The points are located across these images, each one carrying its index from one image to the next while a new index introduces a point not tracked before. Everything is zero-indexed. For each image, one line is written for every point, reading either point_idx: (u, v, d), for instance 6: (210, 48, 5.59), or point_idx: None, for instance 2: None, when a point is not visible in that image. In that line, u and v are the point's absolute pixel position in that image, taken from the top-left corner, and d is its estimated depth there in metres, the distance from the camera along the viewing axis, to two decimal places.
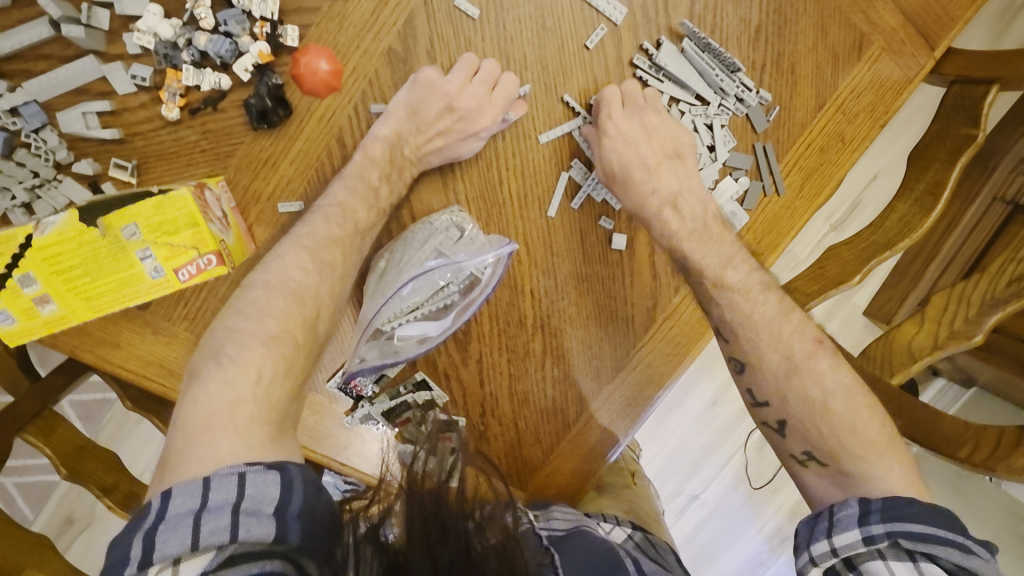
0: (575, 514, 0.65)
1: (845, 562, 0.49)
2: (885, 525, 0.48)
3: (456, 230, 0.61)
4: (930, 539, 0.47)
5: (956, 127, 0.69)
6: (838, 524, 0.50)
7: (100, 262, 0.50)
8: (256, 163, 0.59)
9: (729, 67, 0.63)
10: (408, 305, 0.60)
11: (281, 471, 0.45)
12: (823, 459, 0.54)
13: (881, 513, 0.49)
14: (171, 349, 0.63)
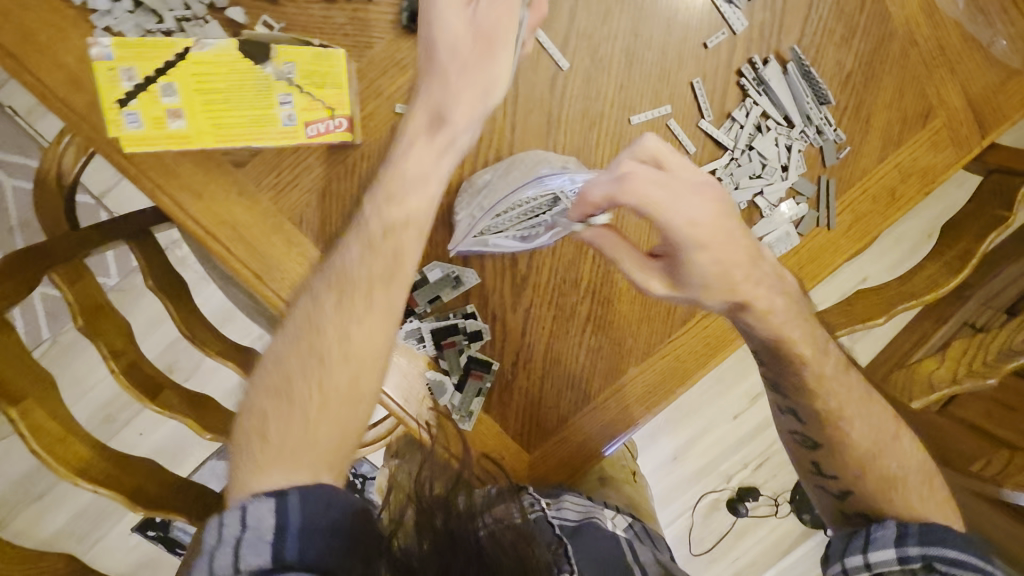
0: (585, 502, 0.70)
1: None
2: (921, 548, 0.57)
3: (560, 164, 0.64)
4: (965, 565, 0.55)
5: (991, 209, 0.78)
6: (875, 542, 0.59)
7: (242, 93, 0.52)
8: (389, 61, 0.62)
9: (820, 98, 0.71)
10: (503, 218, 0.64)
11: (280, 497, 0.42)
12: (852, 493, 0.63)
13: (918, 537, 0.57)
14: (249, 215, 0.64)
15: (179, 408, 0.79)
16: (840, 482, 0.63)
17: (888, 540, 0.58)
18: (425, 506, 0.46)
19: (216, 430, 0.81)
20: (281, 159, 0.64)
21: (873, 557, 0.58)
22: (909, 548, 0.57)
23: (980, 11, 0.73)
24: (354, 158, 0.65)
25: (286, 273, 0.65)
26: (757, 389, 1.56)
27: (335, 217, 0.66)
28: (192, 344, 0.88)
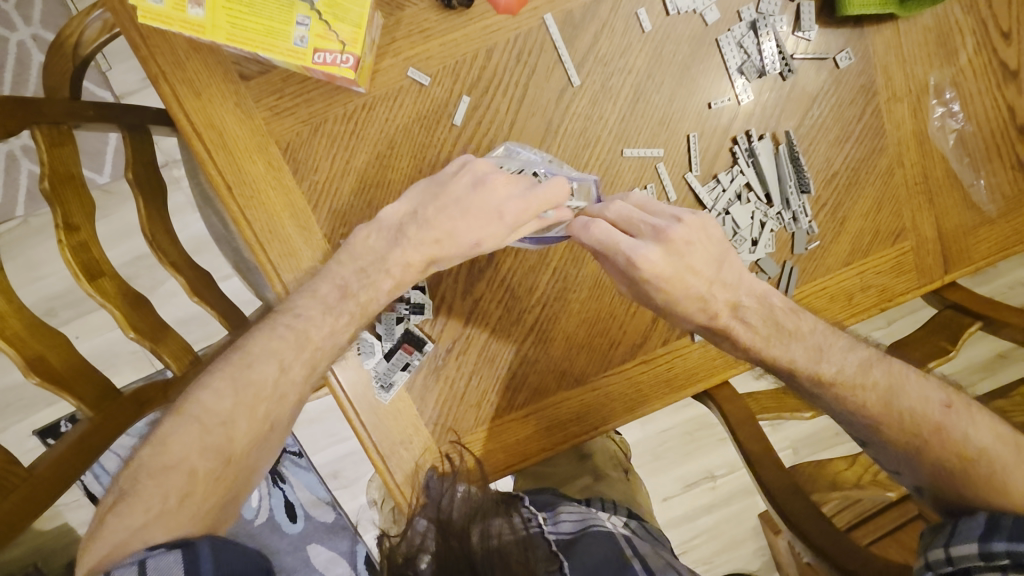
0: (579, 510, 0.80)
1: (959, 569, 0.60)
2: (1008, 544, 0.59)
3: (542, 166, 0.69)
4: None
5: (937, 339, 0.81)
6: (958, 536, 0.62)
7: (265, 2, 0.54)
8: (415, 27, 0.65)
9: (802, 186, 0.74)
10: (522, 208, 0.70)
11: (185, 547, 0.54)
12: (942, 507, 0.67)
13: (1008, 534, 0.60)
14: (240, 127, 0.66)
15: (114, 299, 0.78)
16: (909, 478, 0.68)
17: (972, 532, 0.61)
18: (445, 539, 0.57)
19: (142, 331, 0.80)
20: (285, 84, 0.66)
21: (955, 551, 0.61)
22: (994, 543, 0.60)
23: (968, 153, 0.77)
24: (353, 106, 0.67)
25: (258, 192, 0.67)
26: (693, 478, 1.55)
27: (321, 154, 0.68)
28: (149, 246, 0.88)
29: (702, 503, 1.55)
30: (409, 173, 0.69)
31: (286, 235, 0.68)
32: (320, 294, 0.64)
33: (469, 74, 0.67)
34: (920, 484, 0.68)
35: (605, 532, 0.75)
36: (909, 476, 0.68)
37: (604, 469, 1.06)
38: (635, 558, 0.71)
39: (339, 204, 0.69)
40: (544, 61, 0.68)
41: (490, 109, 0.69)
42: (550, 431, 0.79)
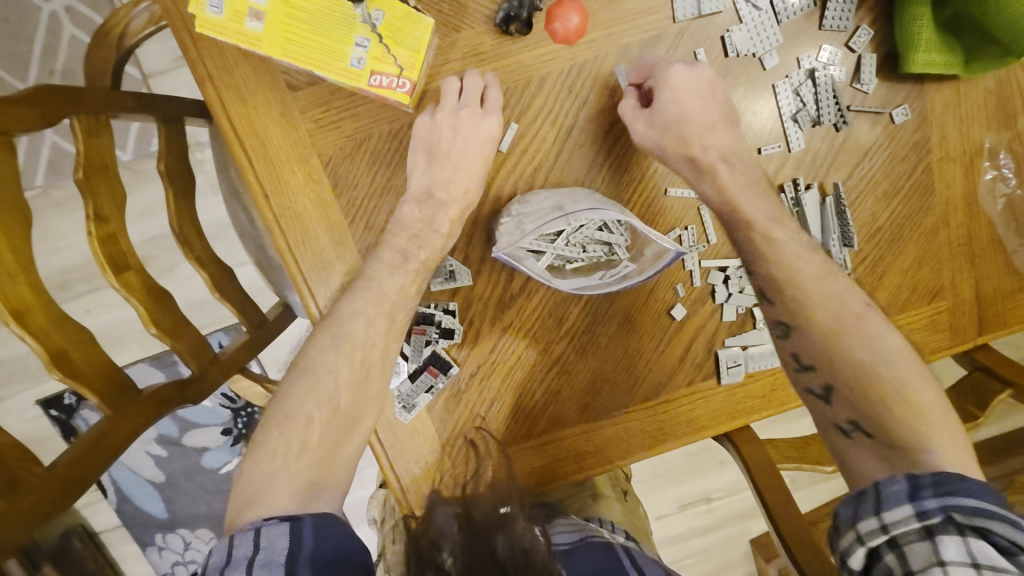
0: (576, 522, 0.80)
1: None
2: (938, 500, 0.53)
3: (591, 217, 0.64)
4: (982, 513, 0.51)
5: (963, 403, 0.81)
6: (885, 501, 0.54)
7: (325, 20, 0.54)
8: (469, 50, 0.64)
9: (845, 240, 0.72)
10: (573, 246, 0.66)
11: (293, 522, 0.55)
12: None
13: (934, 488, 0.53)
14: (283, 137, 0.65)
15: (139, 294, 0.77)
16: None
17: (898, 495, 0.54)
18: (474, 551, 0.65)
19: (163, 327, 0.79)
20: (332, 97, 0.64)
21: (887, 519, 0.54)
22: None
23: (1015, 219, 0.76)
24: (399, 124, 0.66)
25: (296, 204, 0.66)
26: (689, 499, 1.55)
27: (362, 170, 0.67)
28: (175, 239, 0.87)
29: (698, 525, 1.56)
30: None
31: (320, 249, 0.67)
32: (385, 261, 0.65)
33: (520, 101, 0.66)
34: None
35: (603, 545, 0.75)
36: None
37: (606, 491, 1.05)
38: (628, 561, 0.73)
39: (375, 222, 0.68)
40: (597, 94, 0.67)
41: (537, 138, 0.67)
42: (565, 463, 0.78)
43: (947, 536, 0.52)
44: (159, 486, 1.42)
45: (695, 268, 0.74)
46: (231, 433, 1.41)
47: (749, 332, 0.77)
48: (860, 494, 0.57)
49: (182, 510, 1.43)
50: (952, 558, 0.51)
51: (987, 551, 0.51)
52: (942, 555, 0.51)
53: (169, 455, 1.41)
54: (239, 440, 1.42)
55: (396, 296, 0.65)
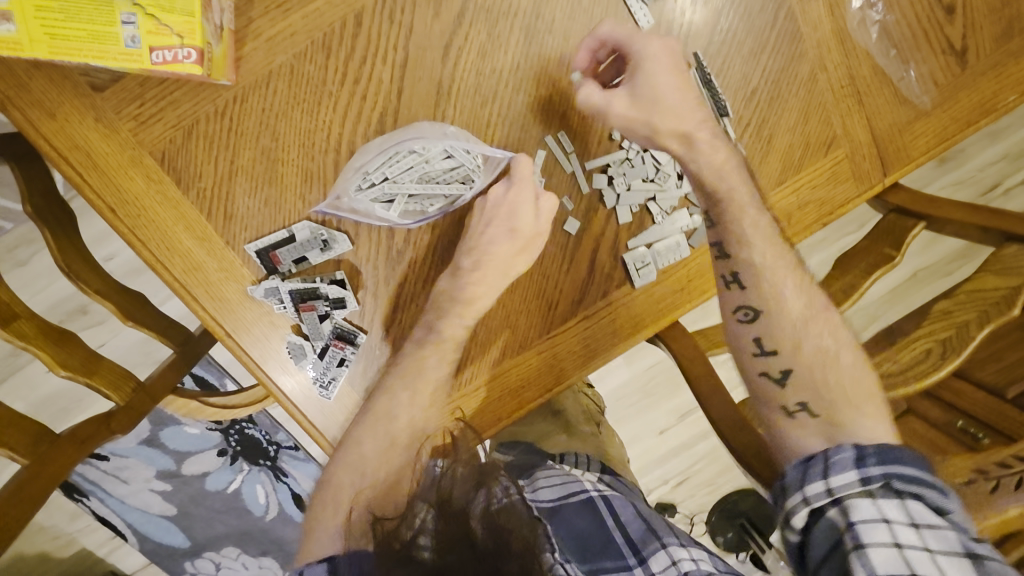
0: (562, 471, 0.73)
1: (835, 501, 0.57)
2: (881, 468, 0.57)
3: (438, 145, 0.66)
4: (918, 482, 0.56)
5: (881, 247, 0.78)
6: (833, 466, 0.58)
7: (81, 6, 0.49)
8: (271, 3, 0.60)
9: (720, 109, 0.71)
10: (426, 176, 0.67)
11: None
12: (813, 411, 0.64)
13: (877, 458, 0.57)
14: (107, 143, 0.61)
15: (34, 339, 0.75)
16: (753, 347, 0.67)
17: (845, 462, 0.58)
18: (453, 519, 0.51)
19: (74, 368, 0.77)
20: (144, 88, 0.61)
21: (834, 482, 0.57)
22: (870, 468, 0.57)
23: (892, 45, 0.74)
24: (224, 100, 0.62)
25: (145, 210, 0.63)
26: (684, 410, 1.55)
27: (201, 157, 0.63)
28: (67, 277, 0.82)
29: (697, 432, 1.56)
30: (300, 164, 0.65)
31: (186, 250, 0.65)
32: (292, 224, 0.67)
33: (343, 46, 0.62)
34: (791, 370, 0.65)
35: (591, 501, 0.68)
36: (787, 361, 0.65)
37: (576, 426, 1.02)
38: (619, 534, 0.65)
39: (234, 209, 0.65)
40: (422, 20, 0.63)
41: (374, 80, 0.64)
42: (503, 403, 0.75)
43: (887, 499, 0.55)
44: (173, 518, 1.41)
45: (578, 168, 0.72)
46: (226, 452, 1.40)
47: (650, 228, 0.74)
48: (809, 459, 0.60)
49: (201, 535, 1.43)
50: (895, 518, 0.54)
51: (925, 512, 0.54)
52: (885, 514, 0.54)
53: (173, 487, 1.39)
54: (237, 457, 1.41)
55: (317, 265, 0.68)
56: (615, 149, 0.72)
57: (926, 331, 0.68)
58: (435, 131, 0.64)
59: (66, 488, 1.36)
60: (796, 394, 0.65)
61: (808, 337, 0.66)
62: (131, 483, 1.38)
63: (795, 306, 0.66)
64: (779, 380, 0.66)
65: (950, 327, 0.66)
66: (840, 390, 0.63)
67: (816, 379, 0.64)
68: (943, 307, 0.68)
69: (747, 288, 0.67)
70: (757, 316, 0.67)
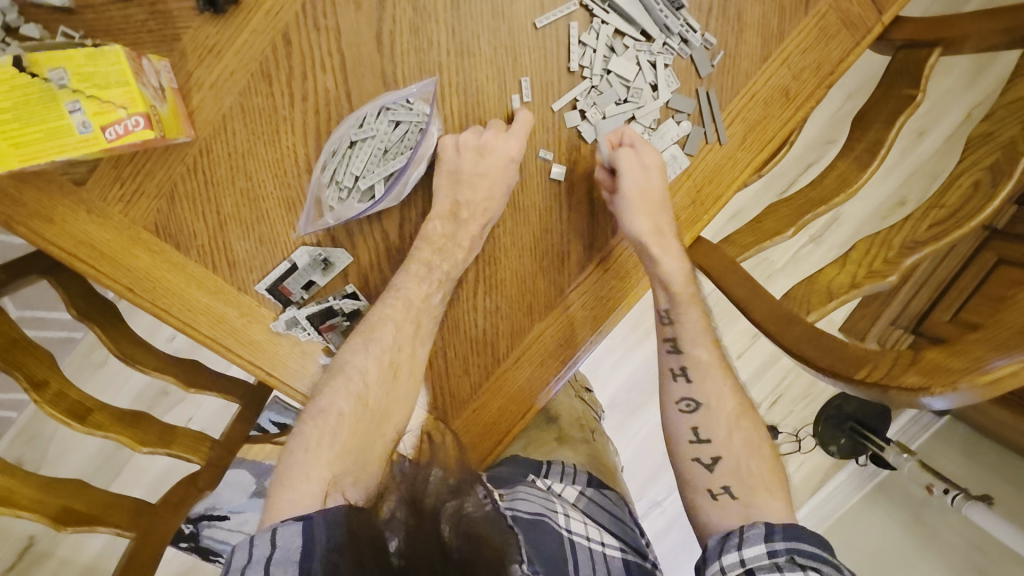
0: (537, 494, 0.77)
1: (747, 571, 0.64)
2: (786, 543, 0.64)
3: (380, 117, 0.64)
4: (816, 558, 0.63)
5: (899, 90, 0.70)
6: (747, 540, 0.65)
7: (31, 108, 0.51)
8: (201, 50, 0.61)
9: (673, 4, 0.66)
10: (380, 150, 0.64)
11: None
12: (735, 493, 0.70)
13: (783, 534, 0.65)
14: (105, 230, 0.64)
15: (112, 426, 0.81)
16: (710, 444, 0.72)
17: (757, 536, 0.65)
18: (419, 525, 0.54)
19: (153, 442, 0.83)
20: (120, 169, 0.64)
21: (747, 554, 0.64)
22: (775, 542, 0.64)
23: None
24: (192, 156, 0.64)
25: (158, 281, 0.66)
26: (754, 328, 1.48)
27: (191, 217, 0.66)
28: (125, 363, 0.88)
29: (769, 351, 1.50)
30: (279, 195, 0.66)
31: (205, 306, 0.68)
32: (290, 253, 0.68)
33: (281, 69, 0.62)
34: (720, 456, 0.71)
35: (555, 530, 0.72)
36: (714, 449, 0.72)
37: (568, 432, 1.04)
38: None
39: (235, 255, 0.68)
40: (345, 16, 0.62)
41: (320, 92, 0.64)
42: (544, 368, 0.74)
43: (793, 572, 0.62)
44: None
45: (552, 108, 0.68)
46: None
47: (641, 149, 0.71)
48: (726, 533, 0.67)
49: None
50: None
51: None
52: None
53: None
54: None
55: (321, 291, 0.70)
56: (577, 81, 0.67)
57: (970, 162, 0.60)
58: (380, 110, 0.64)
59: (200, 551, 1.46)
60: (721, 478, 0.71)
61: (739, 430, 0.72)
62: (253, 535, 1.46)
63: (728, 408, 0.73)
64: (709, 466, 0.71)
65: (995, 151, 0.58)
66: (757, 478, 0.70)
67: (739, 468, 0.71)
68: (981, 130, 0.61)
69: (692, 381, 0.74)
70: (698, 407, 0.73)
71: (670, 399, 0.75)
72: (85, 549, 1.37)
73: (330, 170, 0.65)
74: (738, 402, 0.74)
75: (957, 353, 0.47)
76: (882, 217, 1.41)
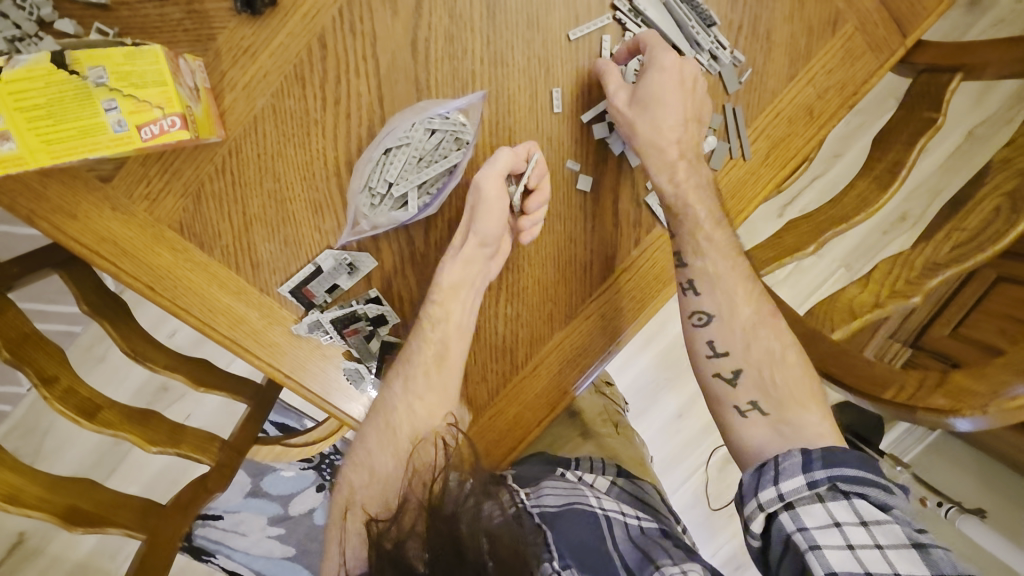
0: (565, 484, 0.78)
1: (787, 504, 0.59)
2: (826, 471, 0.58)
3: (420, 129, 0.63)
4: (863, 483, 0.58)
5: (920, 112, 0.71)
6: (783, 471, 0.60)
7: (65, 105, 0.50)
8: (236, 50, 0.60)
9: (705, 21, 0.67)
10: (416, 158, 0.64)
11: None
12: (764, 407, 0.65)
13: (822, 460, 0.59)
14: (128, 228, 0.64)
15: (121, 424, 0.80)
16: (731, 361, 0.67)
17: (797, 466, 0.59)
18: (439, 528, 0.56)
19: (163, 442, 0.82)
20: (147, 167, 0.63)
21: (786, 487, 0.59)
22: (816, 471, 0.59)
23: None
24: (221, 156, 0.63)
25: (180, 280, 0.66)
26: None
27: (216, 218, 0.65)
28: (136, 361, 0.86)
29: None
30: (307, 198, 0.66)
31: (227, 307, 0.67)
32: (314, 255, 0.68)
33: (315, 72, 0.62)
34: (741, 369, 0.66)
35: (590, 512, 0.73)
36: (733, 362, 0.67)
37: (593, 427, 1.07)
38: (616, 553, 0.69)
39: (259, 257, 0.67)
40: (381, 22, 0.62)
41: (353, 96, 0.63)
42: (563, 377, 0.75)
43: (836, 501, 0.58)
44: (293, 558, 1.45)
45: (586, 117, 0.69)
46: (324, 486, 1.46)
47: None
48: (761, 465, 0.62)
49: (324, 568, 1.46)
50: (845, 520, 0.57)
51: (870, 509, 0.57)
52: (835, 517, 0.57)
53: (286, 529, 1.45)
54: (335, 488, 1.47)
55: (347, 294, 0.70)
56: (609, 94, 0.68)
57: (991, 188, 0.61)
58: (413, 115, 0.64)
59: (192, 550, 1.44)
60: (746, 393, 0.66)
61: (757, 339, 0.67)
62: (248, 534, 1.44)
63: (743, 315, 0.67)
64: (731, 380, 0.67)
65: (1016, 176, 0.59)
66: (787, 390, 0.64)
67: (762, 379, 0.65)
68: (1002, 156, 0.62)
69: (701, 293, 0.68)
70: (711, 320, 0.68)
71: (683, 314, 0.70)
72: (77, 546, 1.35)
73: (367, 177, 0.64)
74: (754, 306, 0.68)
75: (980, 376, 0.49)
76: (882, 231, 1.44)
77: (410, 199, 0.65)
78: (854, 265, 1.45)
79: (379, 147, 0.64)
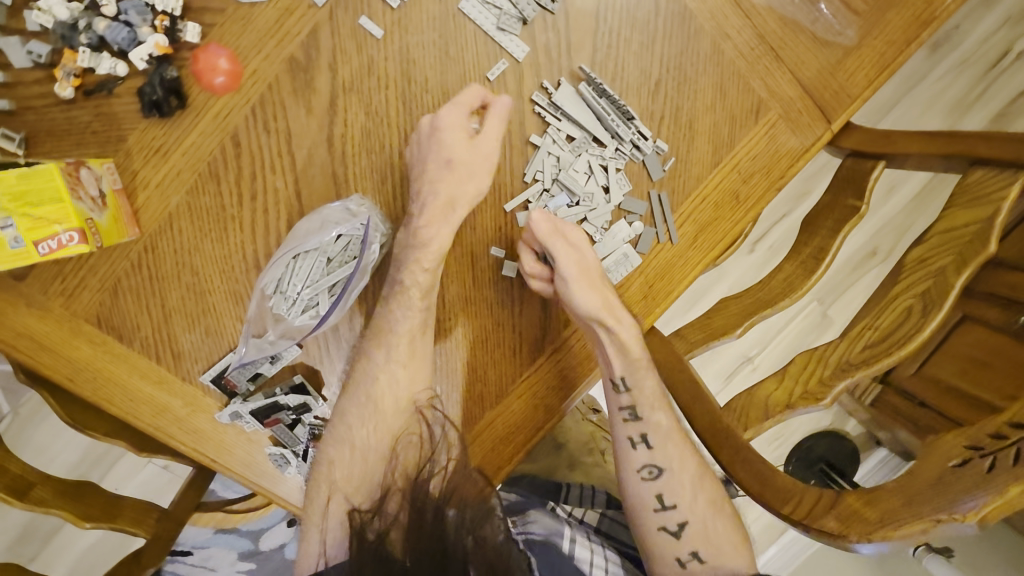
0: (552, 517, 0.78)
1: None
2: None
3: (333, 235, 0.62)
4: None
5: (844, 199, 0.72)
6: None
7: None
8: (148, 150, 0.60)
9: (626, 114, 0.67)
10: (323, 267, 0.63)
11: None
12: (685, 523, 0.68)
13: None
14: (45, 323, 0.63)
15: (54, 501, 0.79)
16: (659, 466, 0.69)
17: None
18: None
19: (97, 517, 0.81)
20: (61, 264, 0.63)
21: None
22: None
23: None
24: (136, 253, 0.63)
25: (101, 371, 0.65)
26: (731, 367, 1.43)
27: (135, 310, 0.65)
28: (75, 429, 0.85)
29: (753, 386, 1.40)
30: (226, 289, 0.66)
31: (149, 396, 0.67)
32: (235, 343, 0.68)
33: (229, 170, 0.62)
34: (687, 522, 0.68)
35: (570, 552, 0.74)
36: (680, 515, 0.68)
37: (580, 456, 1.00)
38: None
39: (180, 347, 0.67)
40: (296, 120, 0.62)
41: (269, 191, 0.63)
42: (507, 443, 0.73)
43: None
44: None
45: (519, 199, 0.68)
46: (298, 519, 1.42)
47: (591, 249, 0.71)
48: None
49: None
50: None
51: None
52: None
53: (257, 565, 1.38)
54: None
55: (272, 380, 0.70)
56: (530, 184, 0.68)
57: (903, 286, 0.61)
58: (314, 225, 0.62)
59: None
60: (676, 516, 0.68)
61: (681, 474, 0.69)
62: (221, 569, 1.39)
63: (662, 425, 0.69)
64: (676, 533, 0.68)
65: (928, 278, 0.59)
66: (721, 535, 0.68)
67: (706, 530, 0.68)
68: (915, 256, 0.61)
69: (643, 417, 0.69)
70: (660, 474, 0.69)
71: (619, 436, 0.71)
72: None
73: (274, 283, 0.63)
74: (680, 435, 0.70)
75: (871, 504, 0.51)
76: (852, 266, 1.42)
77: (318, 308, 0.64)
78: (825, 300, 1.43)
79: (284, 257, 0.62)
